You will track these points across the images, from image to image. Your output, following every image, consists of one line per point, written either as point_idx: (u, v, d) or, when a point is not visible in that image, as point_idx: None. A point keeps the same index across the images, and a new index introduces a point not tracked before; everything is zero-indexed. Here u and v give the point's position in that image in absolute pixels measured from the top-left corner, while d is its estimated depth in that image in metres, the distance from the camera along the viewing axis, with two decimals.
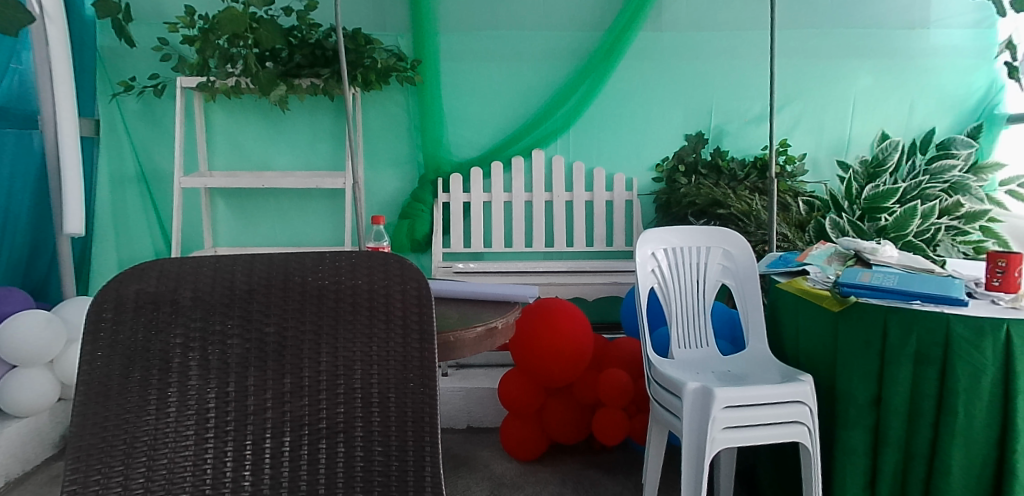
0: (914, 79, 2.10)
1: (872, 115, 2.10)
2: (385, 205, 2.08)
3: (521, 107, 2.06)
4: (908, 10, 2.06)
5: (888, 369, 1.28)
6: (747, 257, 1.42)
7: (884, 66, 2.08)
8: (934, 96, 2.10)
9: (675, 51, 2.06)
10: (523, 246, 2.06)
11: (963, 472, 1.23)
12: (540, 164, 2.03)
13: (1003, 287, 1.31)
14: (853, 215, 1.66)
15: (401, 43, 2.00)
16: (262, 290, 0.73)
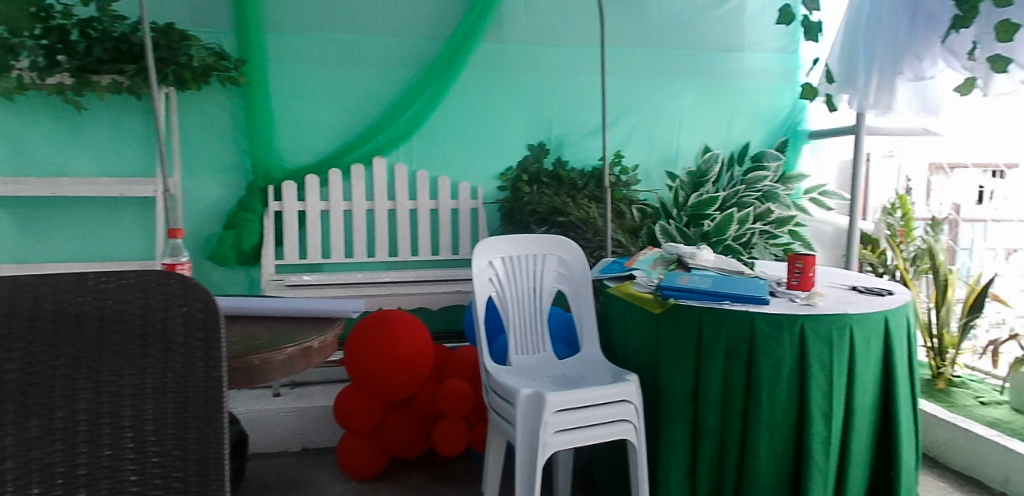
0: (731, 98, 2.30)
1: (697, 129, 2.27)
2: (209, 214, 1.93)
3: (361, 112, 2.01)
4: (724, 34, 2.25)
5: (704, 364, 1.37)
6: (580, 263, 1.47)
7: (706, 86, 2.26)
8: (748, 114, 2.32)
9: (515, 62, 2.10)
10: (365, 256, 2.00)
11: (768, 453, 1.36)
12: (381, 172, 1.99)
13: (800, 286, 1.46)
14: (680, 221, 1.76)
15: (223, 41, 1.87)
16: (3, 320, 0.63)
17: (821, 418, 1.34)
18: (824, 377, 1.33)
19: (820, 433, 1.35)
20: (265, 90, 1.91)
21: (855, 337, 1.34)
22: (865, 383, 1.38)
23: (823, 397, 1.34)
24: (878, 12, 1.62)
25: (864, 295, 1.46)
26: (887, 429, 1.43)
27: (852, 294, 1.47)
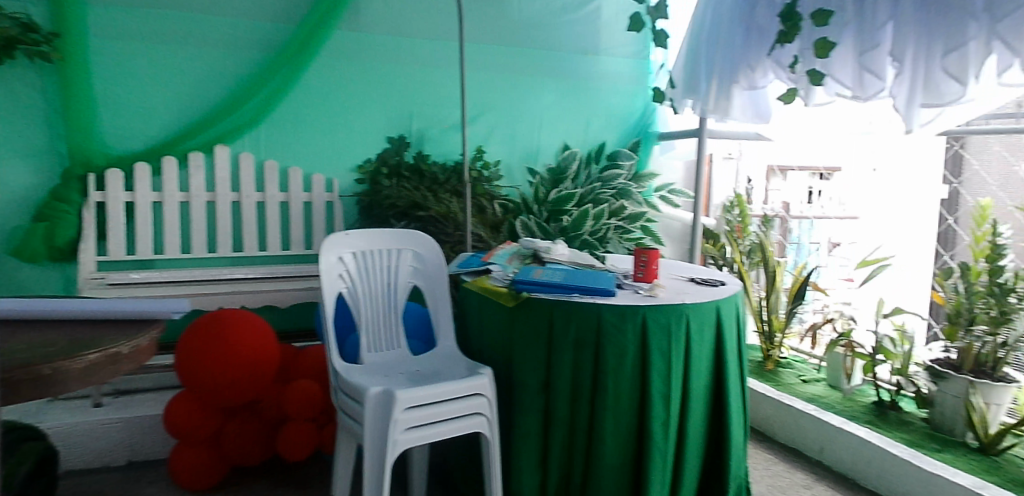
0: (590, 99, 2.42)
1: (556, 129, 2.38)
2: (17, 203, 1.79)
3: (200, 96, 1.94)
4: (581, 37, 2.37)
5: (554, 355, 1.42)
6: (435, 258, 1.48)
7: (564, 86, 2.36)
8: (605, 115, 2.44)
9: (371, 51, 2.13)
10: (206, 253, 1.93)
11: (613, 438, 1.43)
12: (224, 160, 1.92)
13: (645, 278, 1.55)
14: (541, 217, 1.84)
15: (32, 12, 1.73)
16: None
17: (660, 402, 1.43)
18: (663, 363, 1.42)
19: (659, 416, 1.44)
20: (84, 69, 1.78)
21: (690, 325, 1.45)
22: (700, 368, 1.49)
23: (662, 382, 1.43)
24: (718, 26, 1.75)
25: (700, 286, 1.58)
26: (720, 410, 1.54)
27: (690, 285, 1.59)
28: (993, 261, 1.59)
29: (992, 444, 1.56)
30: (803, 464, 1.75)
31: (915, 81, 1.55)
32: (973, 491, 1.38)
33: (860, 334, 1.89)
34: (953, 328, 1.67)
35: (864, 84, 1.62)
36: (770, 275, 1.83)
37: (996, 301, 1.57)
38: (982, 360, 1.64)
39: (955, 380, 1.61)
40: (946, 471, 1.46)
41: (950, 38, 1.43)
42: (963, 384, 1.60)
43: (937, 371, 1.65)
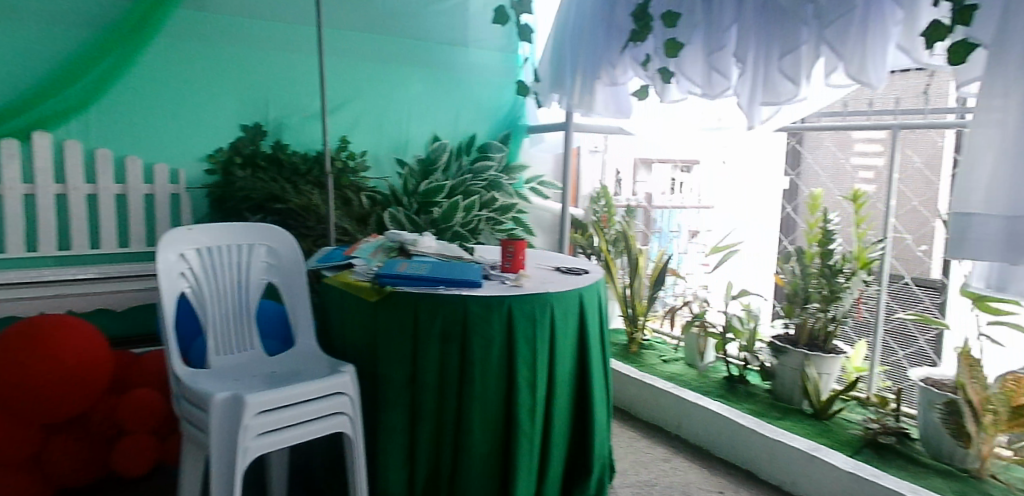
0: (459, 91, 2.49)
1: (425, 120, 2.42)
2: None
3: (17, 76, 1.83)
4: (448, 29, 2.43)
5: (419, 349, 1.41)
6: (291, 253, 1.46)
7: (433, 77, 2.41)
8: (473, 107, 2.53)
9: (222, 34, 2.12)
10: (23, 251, 1.87)
11: (481, 428, 1.44)
12: (45, 147, 1.85)
13: (511, 268, 1.59)
14: (412, 208, 1.88)
15: None
16: None
17: (527, 389, 1.46)
18: (529, 352, 1.45)
19: (526, 403, 1.46)
20: None
21: (554, 312, 1.49)
22: (564, 354, 1.54)
23: (528, 370, 1.46)
24: (582, 24, 1.84)
25: (564, 275, 1.63)
26: (583, 393, 1.60)
27: (554, 274, 1.63)
28: (824, 245, 1.75)
29: (824, 409, 1.74)
30: (665, 439, 1.88)
31: (755, 81, 1.68)
32: (809, 454, 1.56)
33: (713, 315, 2.05)
34: (792, 307, 1.83)
35: (712, 83, 1.75)
36: (633, 262, 1.94)
37: (827, 283, 1.74)
38: (815, 334, 1.81)
39: (791, 354, 1.79)
40: (784, 436, 1.64)
41: (785, 42, 1.57)
42: (799, 357, 1.77)
43: (776, 347, 1.82)
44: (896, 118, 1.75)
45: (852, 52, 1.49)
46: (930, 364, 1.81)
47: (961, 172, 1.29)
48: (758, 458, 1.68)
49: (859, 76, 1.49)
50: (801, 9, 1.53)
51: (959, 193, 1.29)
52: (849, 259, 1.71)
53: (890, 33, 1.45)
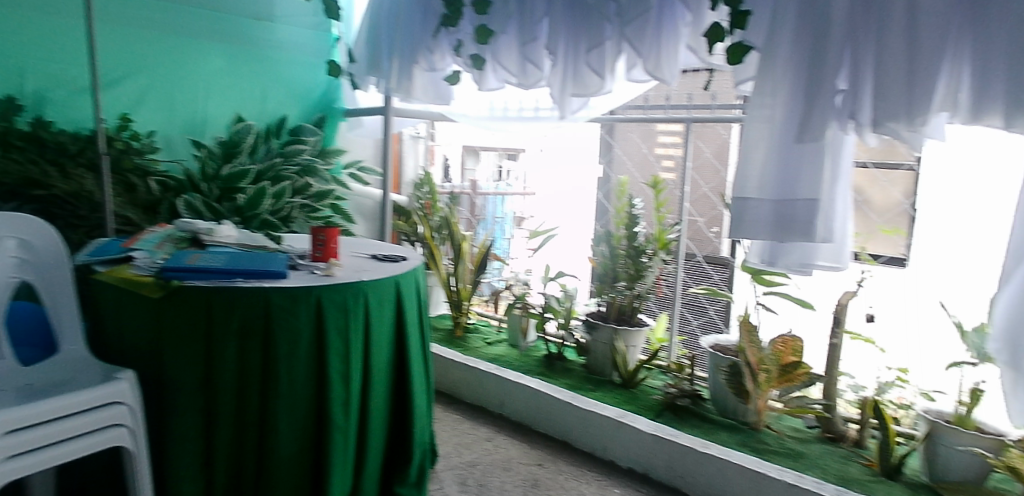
0: (266, 69, 2.39)
1: (225, 99, 2.29)
2: None
3: None
4: (251, 3, 2.31)
5: (214, 347, 1.30)
6: (51, 248, 1.32)
7: (236, 52, 2.29)
8: (283, 87, 2.44)
9: None
10: None
11: (289, 426, 1.37)
12: None
13: (323, 257, 1.53)
14: (214, 195, 2.05)
15: None
16: None
17: (339, 382, 1.41)
18: (341, 343, 1.40)
19: (340, 397, 1.41)
20: None
21: (369, 298, 1.45)
22: (381, 344, 1.50)
23: (340, 363, 1.41)
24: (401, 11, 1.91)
25: (381, 262, 1.60)
26: (403, 378, 1.58)
27: (370, 261, 1.60)
28: (631, 228, 1.89)
29: (631, 379, 1.89)
30: (489, 420, 1.95)
31: (565, 74, 1.78)
32: (618, 421, 1.74)
33: (533, 297, 2.16)
34: (602, 287, 1.97)
35: (526, 72, 1.83)
36: (457, 247, 2.00)
37: (633, 262, 1.90)
38: (623, 310, 1.96)
39: (602, 329, 1.92)
40: (594, 406, 1.80)
41: (591, 37, 1.68)
42: (608, 332, 1.91)
43: (589, 323, 1.96)
44: (688, 112, 1.91)
45: (650, 49, 1.65)
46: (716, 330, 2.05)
47: (740, 168, 1.55)
48: (574, 430, 1.82)
49: (656, 72, 1.68)
50: (605, 8, 1.65)
51: (738, 183, 1.55)
52: (649, 240, 1.87)
53: (681, 33, 1.65)
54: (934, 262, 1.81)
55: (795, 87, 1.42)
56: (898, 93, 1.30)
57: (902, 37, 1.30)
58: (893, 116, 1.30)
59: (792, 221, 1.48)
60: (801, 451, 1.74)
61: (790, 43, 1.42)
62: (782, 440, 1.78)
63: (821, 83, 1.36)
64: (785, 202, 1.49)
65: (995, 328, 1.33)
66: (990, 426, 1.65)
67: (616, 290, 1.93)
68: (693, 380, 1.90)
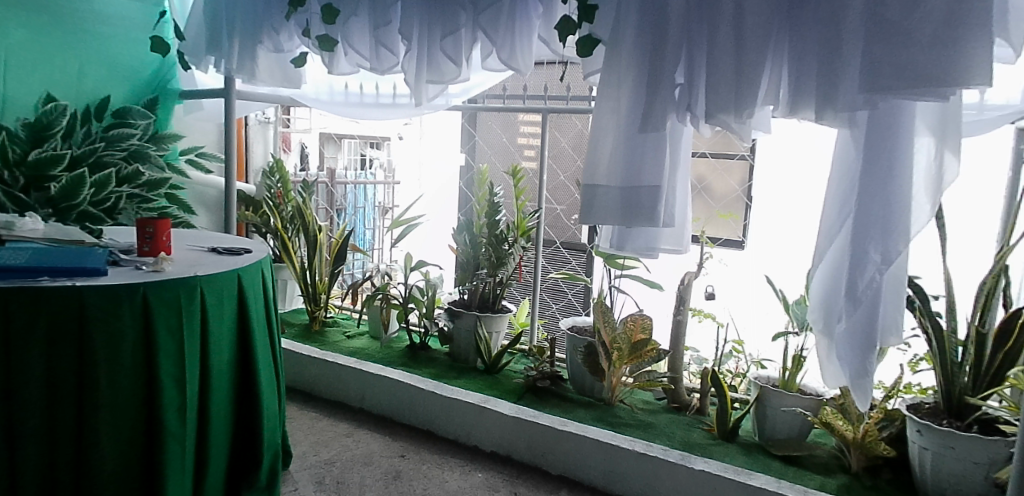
0: (84, 45, 2.18)
1: (32, 77, 2.07)
2: None
3: None
4: None
5: (12, 355, 1.15)
6: None
7: (40, 24, 2.05)
8: (105, 65, 2.26)
9: None
10: None
11: (112, 438, 1.24)
12: None
13: (152, 250, 1.43)
14: (19, 184, 1.90)
15: None
16: None
17: (173, 386, 1.30)
18: (174, 345, 1.29)
19: (174, 403, 1.30)
20: None
21: (205, 297, 1.35)
22: (221, 343, 1.41)
23: (174, 365, 1.29)
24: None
25: (220, 255, 1.52)
26: (248, 379, 1.49)
27: (208, 255, 1.52)
28: (492, 216, 1.93)
29: (494, 364, 1.92)
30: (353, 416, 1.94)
31: (421, 59, 1.78)
32: (479, 406, 1.79)
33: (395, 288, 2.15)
34: (464, 276, 1.98)
35: (381, 57, 1.81)
36: (312, 238, 2.14)
37: (493, 250, 1.92)
38: (485, 296, 2.00)
39: (465, 317, 1.94)
40: (456, 392, 1.84)
41: (446, 23, 1.69)
42: (472, 320, 1.94)
43: (451, 312, 1.96)
44: (545, 103, 1.96)
45: (503, 38, 1.68)
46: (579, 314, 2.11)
47: (593, 155, 1.70)
48: (438, 418, 1.86)
49: (511, 61, 1.72)
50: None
51: (590, 169, 1.70)
52: (510, 229, 1.91)
53: (532, 26, 1.73)
54: (764, 243, 1.98)
55: (638, 81, 1.59)
56: (728, 86, 1.45)
57: (729, 40, 1.46)
58: (723, 109, 1.47)
59: (639, 206, 1.66)
60: (649, 421, 1.88)
61: (631, 43, 1.59)
62: (634, 412, 1.91)
63: (660, 76, 1.54)
64: (631, 187, 1.65)
65: (815, 297, 1.61)
66: (808, 386, 1.88)
67: (478, 278, 1.95)
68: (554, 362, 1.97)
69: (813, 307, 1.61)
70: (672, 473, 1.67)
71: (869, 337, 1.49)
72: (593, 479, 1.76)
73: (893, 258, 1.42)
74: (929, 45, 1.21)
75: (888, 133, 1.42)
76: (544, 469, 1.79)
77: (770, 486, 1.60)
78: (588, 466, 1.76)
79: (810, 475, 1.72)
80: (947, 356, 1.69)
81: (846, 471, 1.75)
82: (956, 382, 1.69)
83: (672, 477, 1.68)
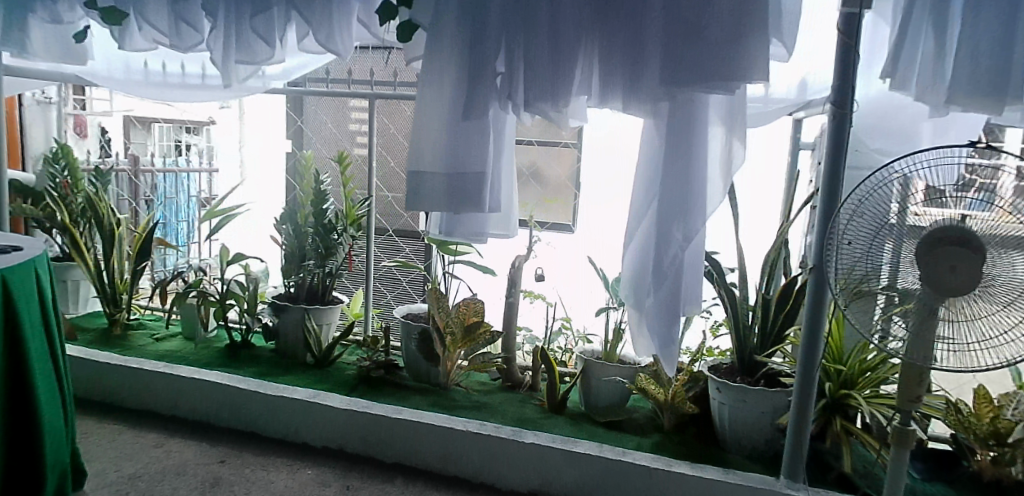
0: None
1: None
2: None
3: None
4: None
5: None
6: None
7: None
8: None
9: None
10: None
11: None
12: None
13: None
14: None
15: None
16: None
17: None
18: None
19: None
20: None
21: None
22: None
23: None
24: None
25: None
26: (23, 395, 1.31)
27: None
28: (319, 204, 1.90)
29: (325, 357, 1.95)
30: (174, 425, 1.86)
31: (230, 38, 1.67)
32: (308, 401, 1.80)
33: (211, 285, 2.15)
34: (290, 268, 1.94)
35: (182, 34, 1.71)
36: (109, 233, 2.19)
37: (322, 239, 1.90)
38: (314, 288, 2.01)
39: (293, 311, 1.95)
40: (285, 391, 1.84)
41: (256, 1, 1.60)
42: (299, 312, 1.95)
43: (278, 305, 1.95)
44: (371, 88, 1.95)
45: (320, 19, 1.62)
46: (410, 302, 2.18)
47: (417, 140, 1.68)
48: (263, 418, 1.84)
49: (329, 43, 1.66)
50: None
51: (415, 155, 1.68)
52: (340, 217, 1.90)
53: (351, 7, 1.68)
54: (587, 227, 2.12)
55: (459, 69, 1.61)
56: (544, 75, 1.55)
57: (546, 32, 1.55)
58: (542, 98, 1.56)
59: (462, 191, 1.66)
60: (484, 401, 1.95)
61: (453, 30, 1.59)
62: (468, 395, 1.97)
63: (482, 64, 1.57)
64: (456, 174, 1.65)
65: (628, 274, 1.74)
66: (627, 356, 2.04)
67: (305, 269, 1.94)
68: (388, 350, 2.02)
69: (627, 284, 1.75)
70: (503, 449, 1.76)
71: (673, 309, 1.65)
72: (430, 463, 1.80)
73: (692, 236, 1.59)
74: (719, 42, 1.39)
75: (685, 123, 1.56)
76: (380, 459, 1.82)
77: (593, 452, 1.73)
78: (424, 452, 1.80)
79: (628, 437, 1.87)
80: (740, 322, 1.89)
81: (659, 431, 1.93)
82: (748, 343, 1.90)
83: (504, 452, 1.77)
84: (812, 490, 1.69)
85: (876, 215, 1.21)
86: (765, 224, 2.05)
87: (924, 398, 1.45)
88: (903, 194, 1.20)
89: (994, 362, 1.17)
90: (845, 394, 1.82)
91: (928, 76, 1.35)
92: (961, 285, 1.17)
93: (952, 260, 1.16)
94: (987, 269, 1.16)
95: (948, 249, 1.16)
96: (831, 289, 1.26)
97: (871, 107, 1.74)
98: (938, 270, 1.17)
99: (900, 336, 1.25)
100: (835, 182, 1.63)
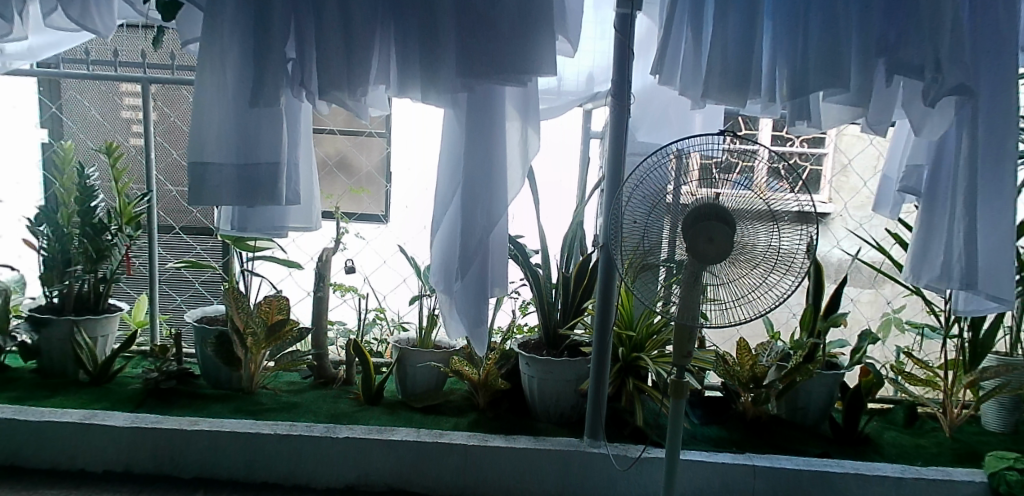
0: None
1: None
2: None
3: None
4: None
5: None
6: None
7: None
8: None
9: None
10: None
11: None
12: None
13: None
14: None
15: None
16: None
17: None
18: None
19: None
20: None
21: None
22: None
23: None
24: None
25: None
26: None
27: None
28: (85, 203, 1.95)
29: (101, 372, 1.96)
30: None
31: None
32: (80, 424, 1.70)
33: None
34: (52, 276, 1.96)
35: None
36: None
37: (91, 241, 1.94)
38: (83, 297, 2.03)
39: (58, 323, 1.94)
40: (52, 415, 1.73)
41: None
42: (66, 325, 1.94)
43: (38, 319, 1.93)
44: (144, 72, 1.99)
45: None
46: (201, 301, 2.38)
47: (195, 124, 1.45)
48: (25, 446, 1.72)
49: (84, 20, 1.47)
50: None
51: (195, 142, 1.45)
52: (114, 216, 1.98)
53: None
54: (394, 216, 2.21)
55: (245, 52, 1.43)
56: (339, 63, 1.43)
57: (337, 18, 1.42)
58: (337, 85, 1.43)
59: (255, 186, 1.46)
60: (295, 401, 1.93)
61: (234, 13, 1.42)
62: (277, 397, 1.95)
63: (269, 49, 1.40)
64: (245, 165, 1.46)
65: (438, 259, 1.65)
66: (441, 341, 2.10)
67: (72, 275, 1.97)
68: (178, 359, 2.01)
69: (435, 269, 1.66)
70: (316, 448, 1.72)
71: (481, 292, 1.61)
72: (234, 473, 1.73)
73: (496, 220, 1.55)
74: (509, 35, 1.39)
75: (483, 114, 1.52)
76: (176, 476, 1.73)
77: (410, 438, 1.74)
78: (228, 463, 1.73)
79: (445, 418, 1.92)
80: (544, 299, 2.03)
81: (475, 409, 2.01)
82: (552, 317, 2.03)
83: (317, 451, 1.72)
84: (613, 445, 1.81)
85: (651, 195, 1.34)
86: (562, 206, 2.24)
87: (693, 353, 1.43)
88: (678, 172, 1.33)
89: (750, 314, 1.35)
90: (636, 356, 2.03)
91: (689, 71, 1.46)
92: (720, 253, 1.30)
93: (710, 232, 1.29)
94: (741, 238, 1.33)
95: (707, 222, 1.30)
96: (613, 260, 1.37)
97: (646, 97, 1.82)
98: (699, 240, 1.30)
99: (676, 299, 1.37)
100: (617, 166, 1.76)
